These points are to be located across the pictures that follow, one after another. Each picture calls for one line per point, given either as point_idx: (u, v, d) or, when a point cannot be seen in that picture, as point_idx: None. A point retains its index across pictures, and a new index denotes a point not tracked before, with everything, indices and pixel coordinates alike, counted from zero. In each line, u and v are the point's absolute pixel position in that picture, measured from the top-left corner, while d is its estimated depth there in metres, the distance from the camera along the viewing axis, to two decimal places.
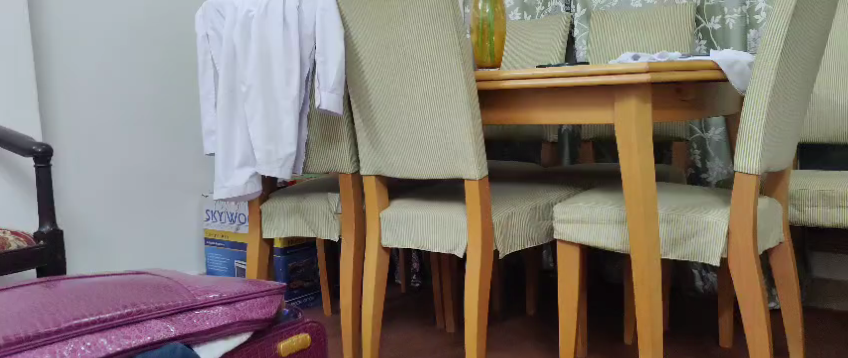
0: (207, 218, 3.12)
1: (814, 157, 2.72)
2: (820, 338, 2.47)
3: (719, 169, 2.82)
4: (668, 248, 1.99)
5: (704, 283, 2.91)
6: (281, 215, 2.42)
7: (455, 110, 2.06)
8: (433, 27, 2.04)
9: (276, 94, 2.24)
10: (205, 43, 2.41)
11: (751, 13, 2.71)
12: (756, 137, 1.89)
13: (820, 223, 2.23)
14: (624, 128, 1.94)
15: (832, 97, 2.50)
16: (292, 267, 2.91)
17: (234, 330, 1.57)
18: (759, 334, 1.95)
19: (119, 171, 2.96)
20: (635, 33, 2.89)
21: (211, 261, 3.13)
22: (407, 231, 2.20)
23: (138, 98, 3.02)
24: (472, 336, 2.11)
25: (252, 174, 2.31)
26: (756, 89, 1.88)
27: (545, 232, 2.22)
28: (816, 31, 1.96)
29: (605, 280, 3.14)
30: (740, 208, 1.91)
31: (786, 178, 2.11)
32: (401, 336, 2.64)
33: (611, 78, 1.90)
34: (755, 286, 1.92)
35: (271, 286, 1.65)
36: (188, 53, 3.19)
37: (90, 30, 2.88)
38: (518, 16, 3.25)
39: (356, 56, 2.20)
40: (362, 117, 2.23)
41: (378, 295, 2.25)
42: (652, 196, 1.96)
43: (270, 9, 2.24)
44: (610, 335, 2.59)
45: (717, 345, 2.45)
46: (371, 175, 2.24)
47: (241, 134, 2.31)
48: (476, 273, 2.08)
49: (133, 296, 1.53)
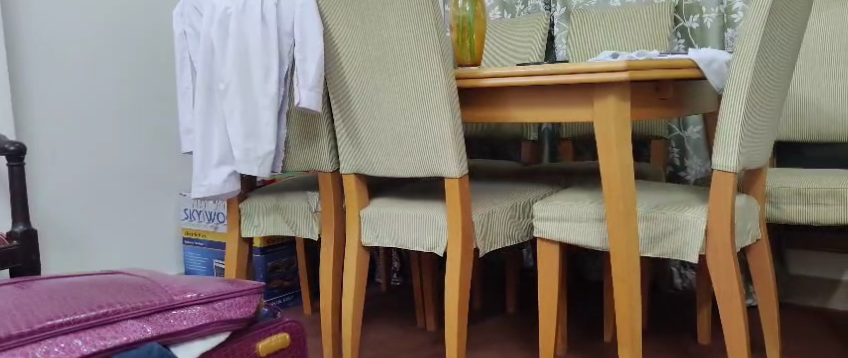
0: (185, 217, 3.10)
1: (790, 154, 2.74)
2: (796, 335, 2.49)
3: (698, 167, 2.83)
4: (647, 246, 1.99)
5: (683, 281, 2.93)
6: (262, 214, 2.41)
7: (435, 107, 2.06)
8: (413, 25, 2.04)
9: (255, 92, 2.23)
10: (182, 40, 2.40)
11: (728, 12, 2.73)
12: (733, 135, 1.90)
13: (795, 220, 2.25)
14: (603, 126, 1.95)
15: (809, 96, 2.52)
16: (271, 267, 2.90)
17: (212, 330, 1.56)
18: (737, 331, 1.96)
19: (95, 169, 2.94)
20: (614, 32, 2.89)
21: (190, 261, 3.11)
22: (387, 230, 2.20)
23: (116, 96, 3.00)
24: (452, 335, 2.11)
25: (230, 173, 2.30)
26: (734, 86, 1.89)
27: (526, 230, 2.23)
28: (792, 30, 1.97)
29: (585, 278, 3.14)
30: (718, 205, 1.92)
31: (763, 175, 2.12)
32: (381, 335, 2.64)
33: (590, 76, 1.90)
34: (734, 282, 1.93)
35: (250, 285, 1.64)
36: (166, 52, 3.17)
37: (66, 27, 2.86)
38: (498, 15, 3.26)
39: (335, 54, 2.19)
40: (341, 114, 2.22)
41: (358, 294, 2.25)
42: (631, 194, 1.96)
43: (249, 6, 2.22)
44: (589, 333, 2.59)
45: (695, 342, 2.46)
46: (351, 173, 2.24)
47: (219, 131, 2.30)
48: (456, 271, 2.08)
49: (109, 296, 1.52)
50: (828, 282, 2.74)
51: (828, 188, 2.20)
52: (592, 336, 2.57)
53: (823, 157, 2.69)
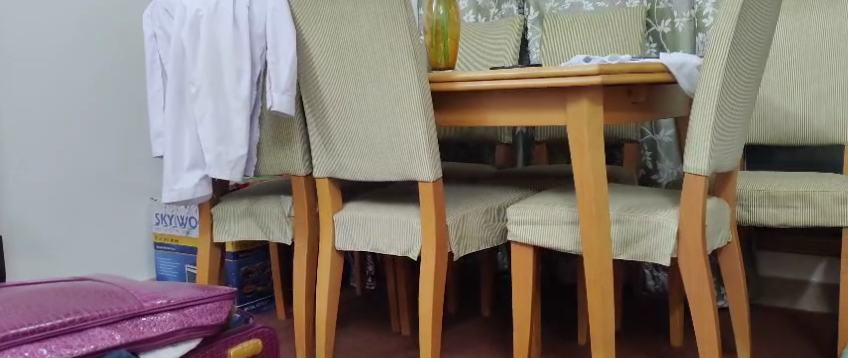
0: (157, 222, 3.08)
1: (761, 157, 2.76)
2: (765, 335, 2.51)
3: (670, 170, 2.85)
4: (620, 248, 2.00)
5: (656, 283, 2.94)
6: (234, 218, 2.40)
7: (408, 110, 2.06)
8: (387, 27, 2.04)
9: (226, 94, 2.22)
10: (153, 43, 2.38)
11: (699, 17, 2.74)
12: (704, 138, 1.91)
13: (765, 223, 2.27)
14: (576, 129, 1.96)
15: (778, 100, 2.55)
16: (244, 272, 2.88)
17: (182, 337, 1.55)
18: (708, 332, 1.97)
19: (64, 172, 2.91)
20: (586, 36, 2.91)
21: (161, 266, 3.09)
22: (361, 234, 2.19)
23: (85, 98, 2.97)
24: (426, 337, 2.11)
25: (202, 177, 2.29)
26: (704, 90, 1.90)
27: (500, 234, 2.22)
28: (761, 34, 1.99)
29: (559, 280, 3.16)
30: (689, 207, 1.93)
31: (734, 178, 2.13)
32: (356, 339, 2.63)
33: (562, 80, 1.91)
34: (705, 283, 1.94)
35: (221, 291, 1.63)
36: (137, 56, 3.15)
37: (34, 30, 2.83)
38: (472, 18, 3.26)
39: (308, 57, 2.17)
40: (314, 117, 2.21)
41: (331, 297, 2.25)
42: (603, 197, 1.97)
43: (220, 9, 2.21)
44: (563, 335, 2.61)
45: (667, 344, 2.48)
46: (324, 176, 2.23)
47: (190, 135, 2.28)
48: (430, 274, 2.08)
49: (76, 303, 1.50)
50: (797, 283, 2.76)
51: (796, 190, 2.23)
52: (565, 338, 2.58)
53: (793, 160, 2.72)
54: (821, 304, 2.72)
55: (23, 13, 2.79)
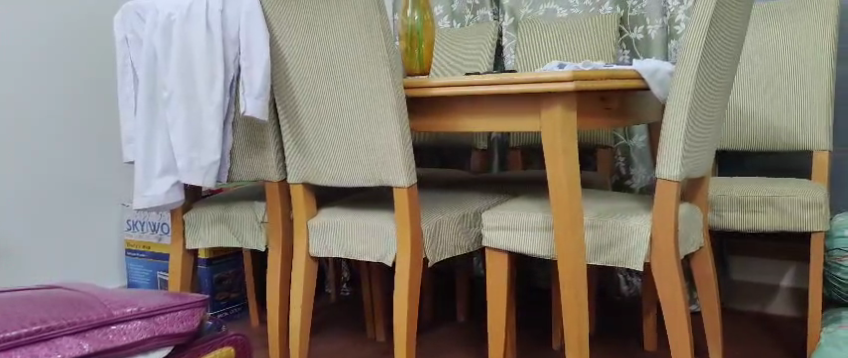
0: (128, 228, 3.06)
1: (732, 162, 2.79)
2: (738, 339, 2.53)
3: (643, 175, 2.87)
4: (594, 254, 2.01)
5: (629, 288, 2.95)
6: (207, 224, 2.39)
7: (383, 115, 2.06)
8: (361, 32, 2.04)
9: (199, 99, 2.21)
10: (124, 47, 2.35)
11: (671, 24, 2.77)
12: (676, 145, 1.92)
13: (737, 228, 2.29)
14: (550, 135, 1.96)
15: (750, 106, 2.58)
16: (217, 278, 2.87)
17: (153, 346, 1.54)
18: (681, 336, 1.98)
19: (37, 177, 2.89)
20: (559, 42, 2.92)
21: (132, 273, 3.07)
22: (336, 239, 2.19)
23: (56, 102, 2.96)
24: (401, 342, 2.10)
25: (174, 183, 2.27)
26: (676, 97, 1.92)
27: (475, 239, 2.21)
28: (732, 42, 2.00)
29: (534, 285, 3.16)
30: (662, 211, 1.94)
31: (705, 184, 2.14)
32: (331, 346, 2.62)
33: (536, 86, 1.92)
34: (678, 287, 1.95)
35: (194, 298, 1.62)
36: (108, 60, 3.13)
37: (27, 31, 2.87)
38: (447, 24, 3.29)
39: (282, 62, 2.17)
40: (288, 123, 2.20)
41: (305, 302, 2.24)
42: (577, 202, 1.97)
43: (192, 11, 2.21)
44: (539, 340, 2.61)
45: (641, 349, 2.49)
46: (298, 182, 2.22)
47: (162, 141, 2.27)
48: (406, 279, 2.08)
49: (43, 312, 1.49)
50: (769, 288, 2.78)
51: (767, 195, 2.25)
52: (540, 343, 2.58)
53: (764, 165, 2.74)
54: (792, 308, 2.74)
55: (8, 14, 2.80)
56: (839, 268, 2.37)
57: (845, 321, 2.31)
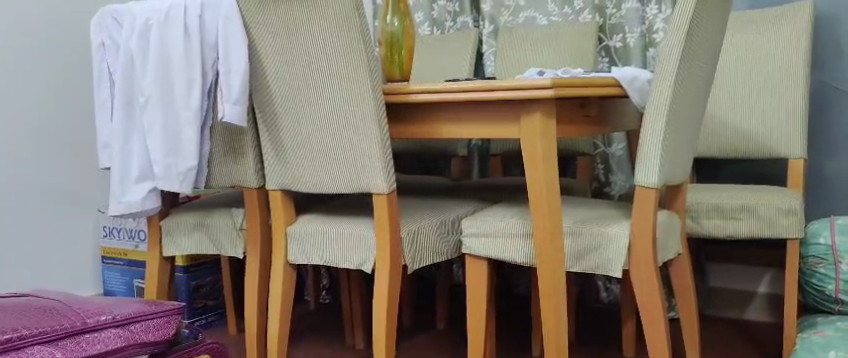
0: (104, 235, 3.02)
1: (709, 169, 2.81)
2: (716, 345, 2.54)
3: (622, 182, 2.88)
4: (573, 261, 2.01)
5: (608, 295, 2.96)
6: (184, 231, 2.37)
7: (362, 120, 2.05)
8: (338, 37, 2.03)
9: (176, 104, 2.20)
10: (100, 51, 2.32)
11: (649, 32, 2.79)
12: (654, 151, 1.93)
13: (714, 235, 2.30)
14: (530, 142, 1.96)
15: (728, 113, 2.59)
16: (194, 286, 2.85)
17: (126, 353, 1.61)
18: (659, 344, 1.99)
19: (15, 183, 2.86)
20: (539, 50, 2.93)
21: (108, 280, 3.04)
22: (314, 247, 2.17)
23: (35, 108, 2.93)
24: (380, 350, 2.09)
25: (151, 189, 2.26)
26: (655, 103, 1.92)
27: (454, 246, 2.20)
28: (709, 48, 2.01)
29: (513, 293, 3.16)
30: (640, 218, 1.94)
31: (684, 191, 2.15)
32: (309, 353, 2.60)
33: (517, 93, 1.92)
34: (655, 296, 1.96)
35: (170, 306, 1.68)
36: (86, 65, 3.10)
37: (24, 32, 2.89)
38: (427, 30, 3.27)
39: (260, 66, 2.15)
40: (266, 127, 2.19)
41: (284, 309, 2.23)
42: (556, 209, 1.97)
43: (170, 16, 2.19)
44: (518, 347, 2.61)
45: (621, 355, 2.49)
46: (277, 188, 2.21)
47: (139, 146, 2.26)
48: (385, 287, 2.07)
49: (19, 320, 1.55)
50: (746, 295, 2.79)
51: (744, 202, 2.26)
52: (519, 349, 2.59)
53: (740, 172, 2.75)
54: (768, 313, 2.76)
55: None
56: (814, 275, 2.39)
57: (821, 327, 2.32)
